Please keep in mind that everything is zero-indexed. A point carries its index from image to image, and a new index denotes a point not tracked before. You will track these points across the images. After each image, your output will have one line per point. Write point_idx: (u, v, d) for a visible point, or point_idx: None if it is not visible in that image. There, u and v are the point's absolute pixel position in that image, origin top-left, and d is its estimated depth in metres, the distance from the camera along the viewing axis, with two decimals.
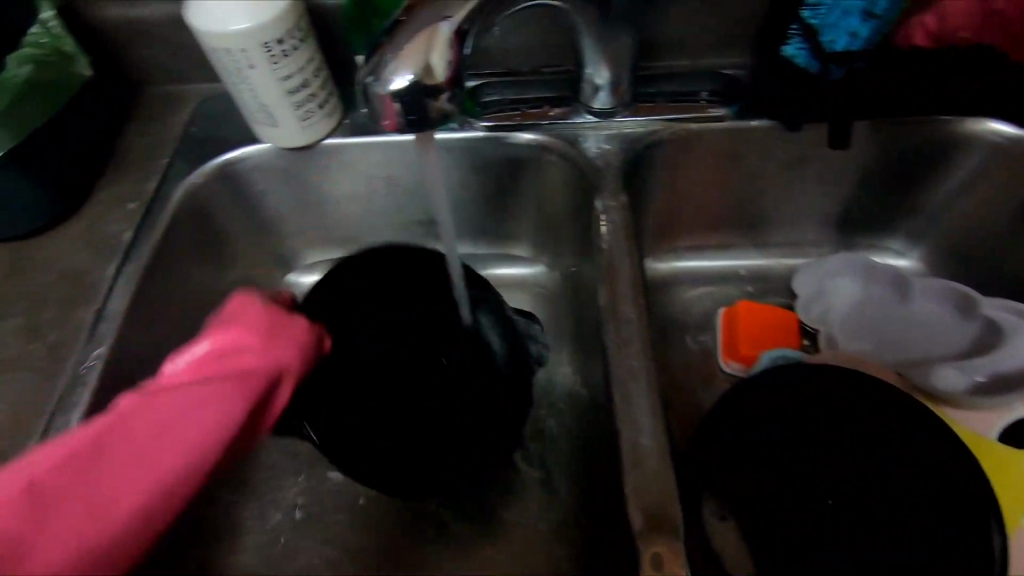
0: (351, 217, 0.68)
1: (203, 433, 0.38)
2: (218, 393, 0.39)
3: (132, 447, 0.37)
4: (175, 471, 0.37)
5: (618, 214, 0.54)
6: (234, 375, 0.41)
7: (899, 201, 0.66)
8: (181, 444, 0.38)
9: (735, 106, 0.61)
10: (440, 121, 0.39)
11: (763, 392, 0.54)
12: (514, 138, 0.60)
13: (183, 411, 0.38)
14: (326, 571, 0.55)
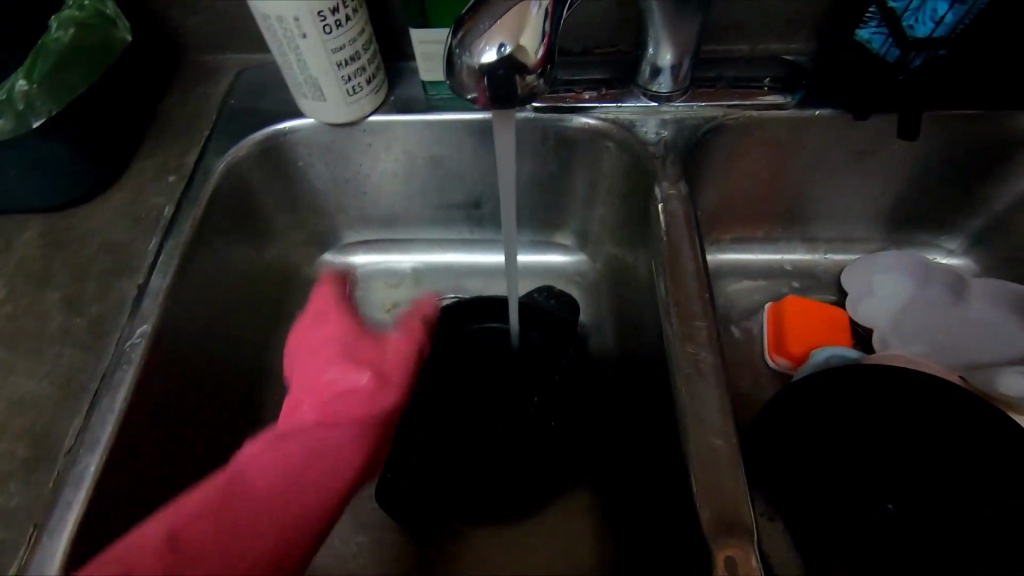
0: (390, 198, 0.67)
1: (335, 475, 0.49)
2: (350, 432, 0.52)
3: (277, 481, 0.46)
4: (310, 496, 0.47)
5: (678, 204, 0.53)
6: (354, 414, 0.53)
7: (960, 200, 0.63)
8: (312, 477, 0.48)
9: (799, 94, 0.58)
10: (525, 99, 0.37)
11: (818, 392, 0.52)
12: (568, 121, 0.58)
13: (328, 441, 0.50)
14: (363, 557, 0.56)
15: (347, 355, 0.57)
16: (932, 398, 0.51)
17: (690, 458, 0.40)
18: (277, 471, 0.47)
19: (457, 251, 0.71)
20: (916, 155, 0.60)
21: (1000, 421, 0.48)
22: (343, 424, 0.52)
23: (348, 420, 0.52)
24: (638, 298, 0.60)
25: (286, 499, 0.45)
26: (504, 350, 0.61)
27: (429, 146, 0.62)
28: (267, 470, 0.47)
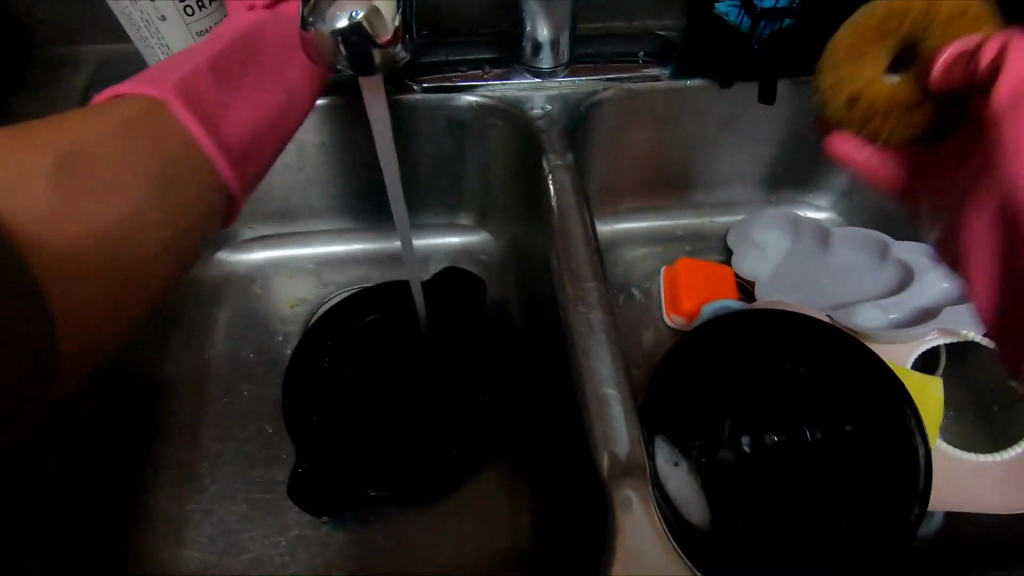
0: (284, 189, 0.65)
1: (226, 127, 0.49)
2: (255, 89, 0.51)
3: (205, 81, 0.48)
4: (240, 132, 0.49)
5: (565, 174, 0.55)
6: (268, 79, 0.52)
7: (821, 159, 0.70)
8: (241, 126, 0.50)
9: (671, 67, 0.62)
10: (385, 68, 0.38)
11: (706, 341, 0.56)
12: (456, 100, 0.59)
13: (243, 103, 0.50)
14: (283, 555, 0.55)
15: (284, 69, 0.53)
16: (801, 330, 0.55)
17: (587, 407, 0.43)
18: (223, 74, 0.50)
19: (357, 239, 0.70)
20: (779, 119, 0.66)
21: (860, 348, 0.54)
22: (255, 117, 0.51)
23: (264, 81, 0.52)
24: (538, 269, 0.61)
25: (224, 107, 0.49)
26: (413, 334, 0.61)
27: (317, 132, 0.60)
28: (220, 29, 0.51)
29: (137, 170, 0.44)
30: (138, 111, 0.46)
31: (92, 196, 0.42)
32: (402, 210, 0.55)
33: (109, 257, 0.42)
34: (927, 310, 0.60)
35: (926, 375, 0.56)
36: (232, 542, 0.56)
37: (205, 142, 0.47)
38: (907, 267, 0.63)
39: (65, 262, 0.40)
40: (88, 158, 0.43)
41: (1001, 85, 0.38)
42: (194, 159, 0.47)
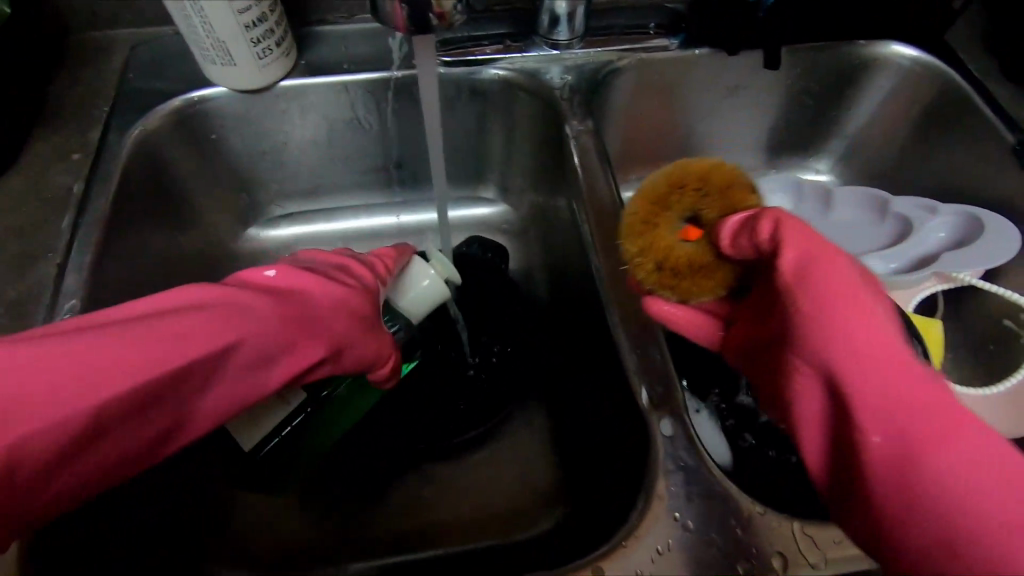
0: (312, 165, 0.67)
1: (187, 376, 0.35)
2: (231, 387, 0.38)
3: (156, 384, 0.34)
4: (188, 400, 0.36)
5: (588, 139, 0.58)
6: (273, 376, 0.39)
7: (822, 124, 0.73)
8: (199, 390, 0.37)
9: (680, 37, 0.65)
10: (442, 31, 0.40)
11: None
12: (479, 73, 0.62)
13: (210, 385, 0.37)
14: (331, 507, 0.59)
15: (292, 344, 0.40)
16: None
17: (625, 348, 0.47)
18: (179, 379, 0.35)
19: (381, 216, 0.73)
20: (782, 86, 0.69)
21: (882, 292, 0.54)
22: (235, 387, 0.38)
23: (261, 375, 0.39)
24: (560, 235, 0.64)
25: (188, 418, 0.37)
26: None
27: (347, 109, 0.63)
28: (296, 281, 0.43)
29: (141, 393, 0.33)
30: (178, 330, 0.35)
31: (65, 449, 0.32)
32: (440, 179, 0.59)
33: (99, 481, 0.35)
34: (925, 257, 0.63)
35: (926, 317, 0.60)
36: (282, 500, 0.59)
37: (212, 389, 0.37)
38: (906, 221, 0.66)
39: (78, 449, 0.33)
40: (99, 365, 0.32)
41: (782, 258, 0.35)
42: (108, 419, 0.33)
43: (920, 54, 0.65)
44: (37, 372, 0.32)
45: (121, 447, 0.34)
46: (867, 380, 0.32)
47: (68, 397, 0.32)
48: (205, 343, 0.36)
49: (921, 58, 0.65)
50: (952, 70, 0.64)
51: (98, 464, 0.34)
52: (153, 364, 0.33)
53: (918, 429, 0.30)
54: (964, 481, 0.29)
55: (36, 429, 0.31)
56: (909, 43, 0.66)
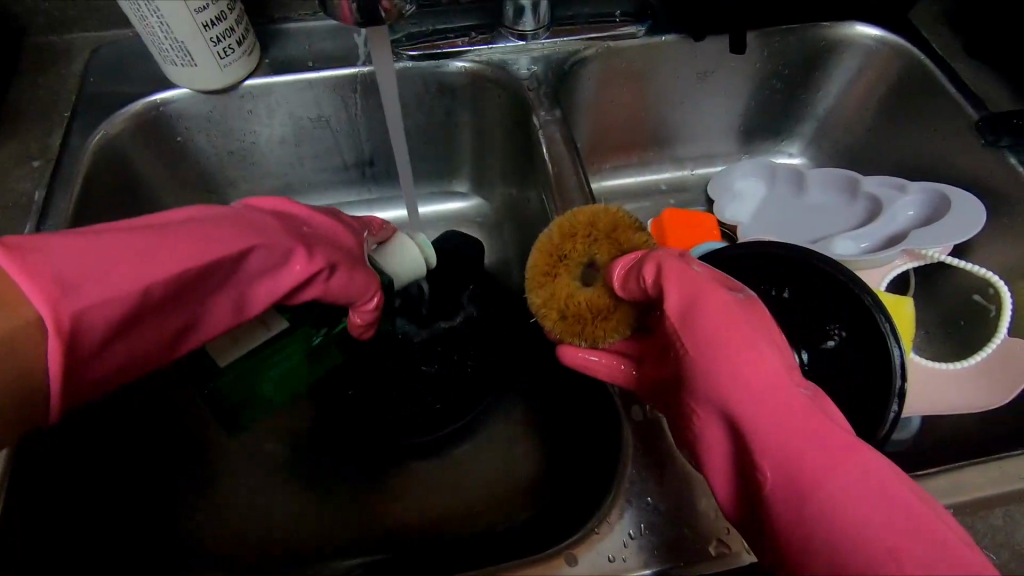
0: (282, 165, 0.67)
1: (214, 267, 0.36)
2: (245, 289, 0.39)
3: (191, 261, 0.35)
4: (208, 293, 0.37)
5: (556, 129, 0.58)
6: (283, 286, 0.40)
7: (792, 108, 0.74)
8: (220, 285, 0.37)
9: (647, 24, 0.65)
10: (393, 21, 0.40)
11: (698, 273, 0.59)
12: (445, 67, 0.61)
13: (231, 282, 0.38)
14: (312, 507, 0.58)
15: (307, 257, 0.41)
16: (798, 260, 0.55)
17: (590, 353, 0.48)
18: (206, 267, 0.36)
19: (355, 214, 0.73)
20: (751, 70, 0.69)
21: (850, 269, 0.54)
22: (252, 288, 0.39)
23: (277, 283, 0.40)
24: (534, 227, 0.64)
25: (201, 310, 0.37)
26: None
27: (313, 107, 0.63)
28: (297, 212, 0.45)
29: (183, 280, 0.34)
30: (209, 232, 0.37)
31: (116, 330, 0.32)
32: (408, 173, 0.59)
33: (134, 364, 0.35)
34: (895, 237, 0.63)
35: (898, 296, 0.61)
36: (261, 502, 0.58)
37: (228, 294, 0.38)
38: (876, 201, 0.66)
39: (124, 328, 0.33)
40: (149, 250, 0.33)
41: (666, 301, 0.38)
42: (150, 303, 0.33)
43: (885, 34, 0.66)
44: (92, 249, 0.32)
45: (156, 331, 0.35)
46: (763, 413, 0.33)
47: (125, 273, 0.32)
48: (228, 237, 0.37)
49: (886, 38, 0.66)
50: (917, 49, 0.65)
51: (134, 347, 0.34)
52: (187, 248, 0.35)
53: (816, 459, 0.31)
54: (860, 506, 0.29)
55: (98, 302, 0.31)
56: (873, 23, 0.66)
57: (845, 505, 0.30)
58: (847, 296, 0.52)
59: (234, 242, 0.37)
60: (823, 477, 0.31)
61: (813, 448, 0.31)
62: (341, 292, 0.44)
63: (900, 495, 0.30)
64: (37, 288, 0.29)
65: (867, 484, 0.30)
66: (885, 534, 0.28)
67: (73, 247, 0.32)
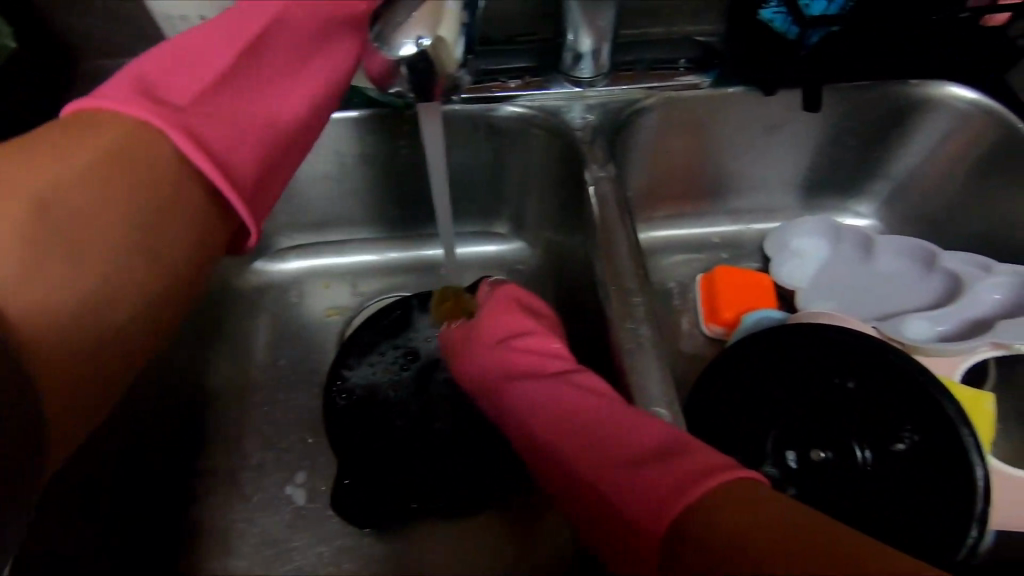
0: (320, 201, 0.66)
1: (215, 63, 0.44)
2: (278, 60, 0.47)
3: (185, 55, 0.44)
4: (225, 72, 0.44)
5: (609, 185, 0.54)
6: (287, 31, 0.47)
7: (862, 166, 0.68)
8: (231, 52, 0.45)
9: (713, 74, 0.61)
10: (445, 90, 0.38)
11: (757, 343, 0.54)
12: (497, 110, 0.59)
13: (230, 47, 0.45)
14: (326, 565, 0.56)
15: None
16: (872, 349, 0.50)
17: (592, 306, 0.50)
18: (213, 57, 0.44)
19: (391, 250, 0.71)
20: (822, 124, 0.64)
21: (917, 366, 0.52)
22: (270, 45, 0.46)
23: (284, 29, 0.47)
24: (577, 281, 0.61)
25: (267, 86, 0.47)
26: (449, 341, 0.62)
27: (356, 144, 0.61)
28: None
29: (236, 53, 0.45)
30: (202, 46, 0.44)
31: (271, 169, 0.46)
32: (445, 219, 0.56)
33: (274, 168, 0.47)
34: (977, 324, 0.58)
35: (976, 390, 0.54)
36: (274, 555, 0.56)
37: (289, 59, 0.47)
38: (955, 279, 0.61)
39: (215, 106, 0.43)
40: (201, 56, 0.44)
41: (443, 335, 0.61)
42: (235, 100, 0.44)
43: (979, 97, 0.60)
44: (161, 80, 0.42)
45: (257, 105, 0.46)
46: (543, 430, 0.45)
47: (183, 85, 0.42)
48: (194, 44, 0.44)
49: (980, 100, 0.60)
50: (1015, 117, 0.58)
51: (228, 112, 0.43)
52: (181, 49, 0.44)
53: (576, 458, 0.41)
54: (524, 414, 0.48)
55: (201, 122, 0.42)
56: (966, 84, 0.60)
57: (605, 480, 0.39)
58: (923, 400, 0.48)
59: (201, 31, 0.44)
60: (585, 469, 0.40)
61: (571, 444, 0.42)
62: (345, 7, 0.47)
63: (629, 426, 0.40)
64: (149, 112, 0.39)
65: (614, 447, 0.40)
66: (625, 476, 0.38)
67: (121, 91, 0.40)
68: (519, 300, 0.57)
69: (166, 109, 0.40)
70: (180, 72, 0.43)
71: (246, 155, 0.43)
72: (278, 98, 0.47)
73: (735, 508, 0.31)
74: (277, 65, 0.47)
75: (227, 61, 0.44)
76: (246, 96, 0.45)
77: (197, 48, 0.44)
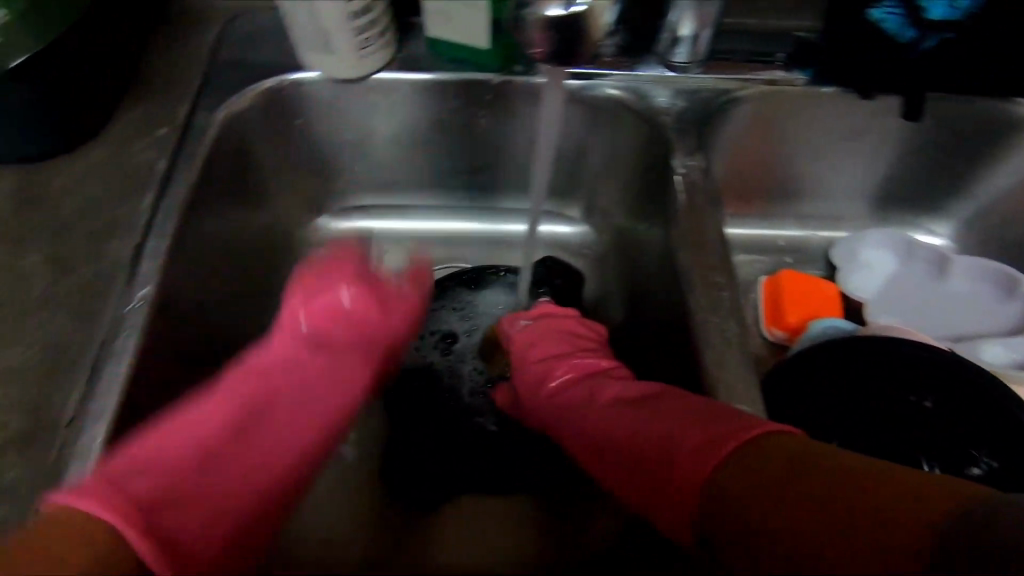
0: (392, 164, 0.65)
1: (288, 420, 0.48)
2: (306, 381, 0.50)
3: (236, 422, 0.45)
4: (256, 414, 0.46)
5: (702, 176, 0.52)
6: (325, 316, 0.52)
7: (945, 183, 0.67)
8: (296, 378, 0.50)
9: (811, 71, 0.59)
10: (585, 53, 0.40)
11: (837, 353, 0.52)
12: (588, 88, 0.58)
13: (294, 383, 0.50)
14: (375, 532, 0.55)
15: (334, 344, 0.53)
16: (953, 368, 0.50)
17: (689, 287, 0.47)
18: (266, 416, 0.47)
19: (457, 221, 0.70)
20: (914, 136, 0.62)
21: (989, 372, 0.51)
22: (312, 354, 0.51)
23: (320, 355, 0.52)
24: (647, 271, 0.59)
25: (299, 410, 0.49)
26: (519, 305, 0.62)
27: (438, 107, 0.60)
28: (313, 305, 0.52)
29: (256, 403, 0.46)
30: (254, 406, 0.46)
31: (289, 489, 0.46)
32: (540, 194, 0.55)
33: (275, 482, 0.45)
34: None
35: None
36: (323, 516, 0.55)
37: (310, 404, 0.50)
38: None
39: (246, 487, 0.43)
40: (187, 425, 0.43)
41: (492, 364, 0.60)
42: (247, 442, 0.44)
43: None
44: (183, 427, 0.42)
45: (269, 458, 0.45)
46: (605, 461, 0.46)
47: (210, 424, 0.43)
48: (256, 383, 0.48)
49: None
50: None
51: (243, 466, 0.43)
52: (234, 411, 0.45)
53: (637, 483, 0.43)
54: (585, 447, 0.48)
55: (218, 476, 0.42)
56: None
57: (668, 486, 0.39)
58: (1001, 425, 0.48)
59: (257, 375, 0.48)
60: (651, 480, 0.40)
61: (633, 457, 0.43)
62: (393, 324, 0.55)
63: (672, 421, 0.41)
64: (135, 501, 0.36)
65: (662, 445, 0.41)
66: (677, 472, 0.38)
67: (220, 405, 0.45)
68: (552, 317, 0.58)
69: (114, 495, 0.34)
70: (211, 425, 0.43)
71: (245, 498, 0.42)
72: (313, 407, 0.49)
73: (751, 468, 0.34)
74: (296, 397, 0.49)
75: (240, 423, 0.45)
76: (307, 407, 0.49)
77: (246, 385, 0.47)
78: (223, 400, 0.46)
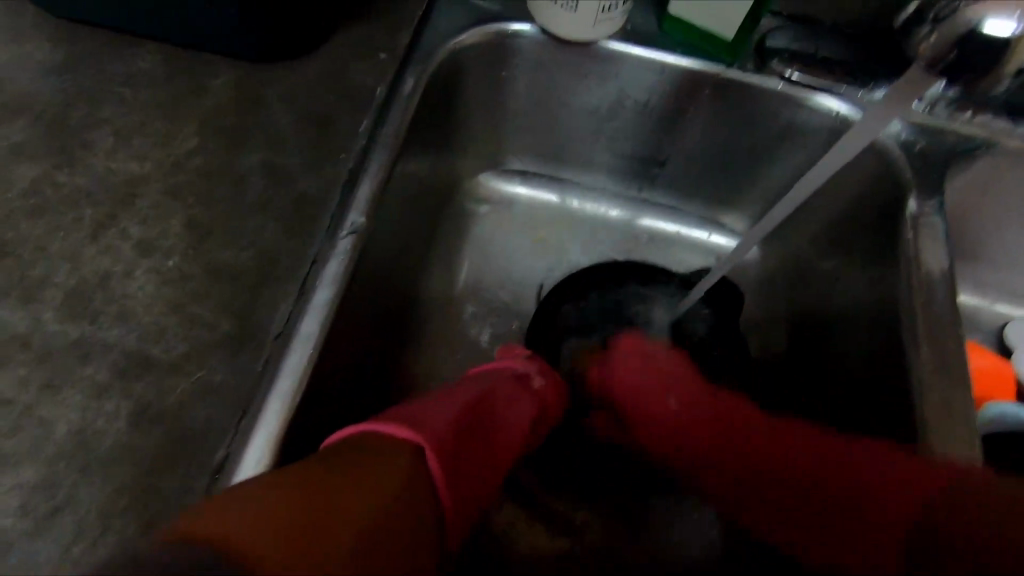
0: (574, 135, 0.61)
1: (459, 429, 0.39)
2: (489, 396, 0.43)
3: (407, 420, 0.38)
4: (456, 423, 0.39)
5: (939, 226, 0.48)
6: (513, 390, 0.46)
7: None
8: (459, 392, 0.43)
9: None
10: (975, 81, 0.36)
11: None
12: (819, 101, 0.52)
13: (471, 395, 0.43)
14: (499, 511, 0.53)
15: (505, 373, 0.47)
16: None
17: (919, 347, 0.44)
18: (450, 414, 0.40)
19: (612, 207, 0.66)
20: None
21: None
22: (481, 383, 0.45)
23: (498, 376, 0.46)
24: (831, 310, 0.56)
25: (486, 424, 0.42)
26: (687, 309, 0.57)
27: (649, 90, 0.56)
28: (480, 383, 0.45)
29: (455, 419, 0.39)
30: (436, 413, 0.39)
31: (479, 496, 0.39)
32: (763, 227, 0.53)
33: (479, 491, 0.39)
34: None
35: None
36: None
37: (485, 421, 0.41)
38: None
39: (453, 483, 0.36)
40: (413, 415, 0.39)
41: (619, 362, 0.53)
42: (457, 443, 0.38)
43: None
44: (390, 425, 0.37)
45: (490, 449, 0.41)
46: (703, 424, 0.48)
47: (425, 427, 0.37)
48: (418, 408, 0.39)
49: None
50: None
51: (453, 474, 0.36)
52: (420, 401, 0.41)
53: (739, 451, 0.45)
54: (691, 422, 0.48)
55: (444, 476, 0.35)
56: None
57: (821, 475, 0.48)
58: None
59: (418, 405, 0.40)
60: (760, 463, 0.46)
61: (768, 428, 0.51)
62: (545, 401, 0.48)
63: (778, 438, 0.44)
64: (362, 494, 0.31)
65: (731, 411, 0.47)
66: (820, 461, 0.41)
67: (422, 407, 0.40)
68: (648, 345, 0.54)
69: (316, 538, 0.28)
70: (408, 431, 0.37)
71: (460, 494, 0.36)
72: (491, 420, 0.42)
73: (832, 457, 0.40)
74: (487, 405, 0.43)
75: (447, 425, 0.38)
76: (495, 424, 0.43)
77: (419, 412, 0.39)
78: (406, 416, 0.38)
